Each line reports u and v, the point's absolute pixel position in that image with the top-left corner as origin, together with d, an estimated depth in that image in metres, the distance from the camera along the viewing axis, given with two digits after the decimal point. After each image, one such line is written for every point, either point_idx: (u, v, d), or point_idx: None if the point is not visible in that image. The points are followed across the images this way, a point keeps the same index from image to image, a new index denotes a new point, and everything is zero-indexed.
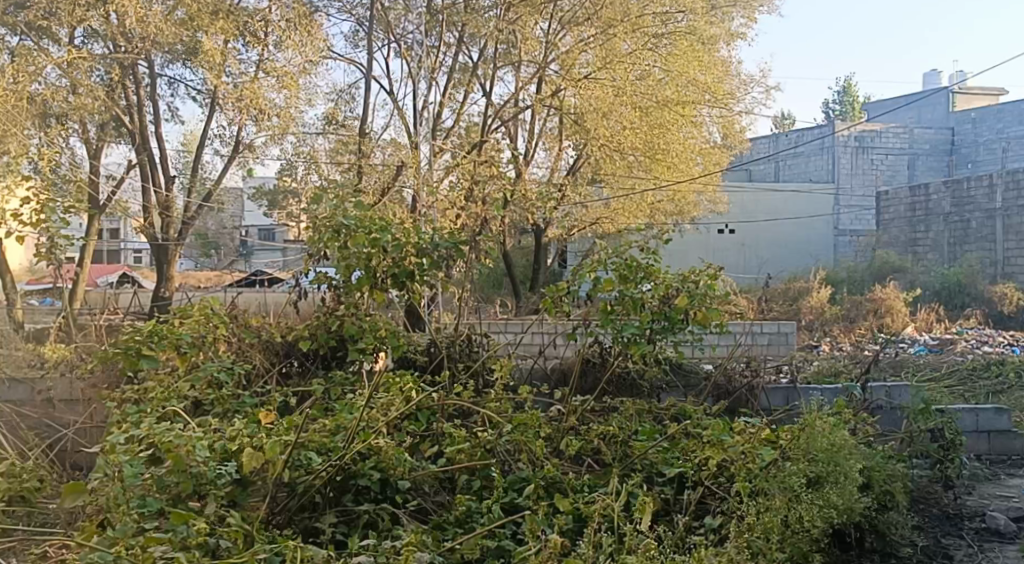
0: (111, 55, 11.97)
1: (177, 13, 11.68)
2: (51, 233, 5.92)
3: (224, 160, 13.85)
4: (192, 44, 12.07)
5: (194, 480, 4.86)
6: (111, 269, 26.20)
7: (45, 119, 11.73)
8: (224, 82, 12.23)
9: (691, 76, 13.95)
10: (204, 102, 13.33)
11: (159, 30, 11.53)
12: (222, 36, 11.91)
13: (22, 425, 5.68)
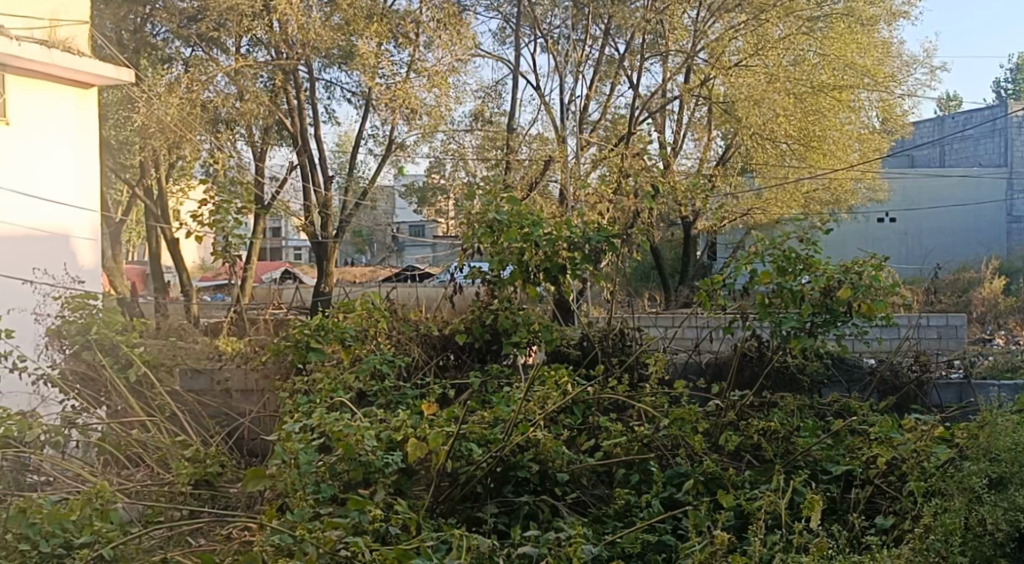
0: (274, 62, 12.44)
1: (333, 19, 12.16)
2: (226, 232, 6.25)
3: (378, 160, 14.32)
4: (347, 48, 12.43)
5: (364, 468, 5.11)
6: (277, 265, 27.86)
7: (215, 125, 12.61)
8: (378, 83, 12.57)
9: (849, 59, 13.80)
10: (359, 104, 13.78)
11: (317, 36, 11.96)
12: (376, 39, 12.22)
13: (204, 414, 5.96)
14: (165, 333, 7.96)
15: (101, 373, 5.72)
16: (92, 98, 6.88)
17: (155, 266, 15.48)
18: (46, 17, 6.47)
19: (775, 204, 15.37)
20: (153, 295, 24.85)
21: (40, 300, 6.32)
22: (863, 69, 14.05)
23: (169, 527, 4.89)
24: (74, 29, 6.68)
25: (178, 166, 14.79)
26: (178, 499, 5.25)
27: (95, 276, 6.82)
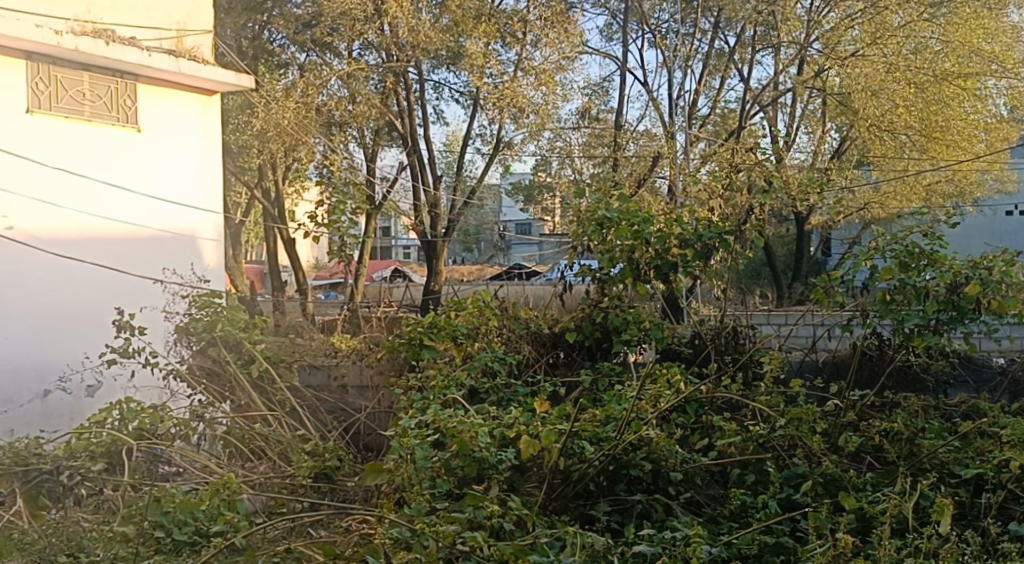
0: (385, 64, 12.81)
1: (442, 20, 12.36)
2: (342, 232, 6.40)
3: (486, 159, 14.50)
4: (456, 49, 12.68)
5: (478, 465, 5.16)
6: (386, 265, 28.56)
7: (330, 128, 13.02)
8: (486, 82, 12.74)
9: (975, 45, 13.32)
10: (467, 103, 13.95)
11: (427, 38, 12.21)
12: (484, 39, 12.43)
13: (322, 409, 6.15)
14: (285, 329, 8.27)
15: (226, 368, 5.99)
16: (217, 104, 7.14)
17: (273, 266, 16.03)
18: (174, 27, 6.75)
19: (894, 198, 14.95)
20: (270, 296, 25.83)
21: (169, 298, 6.63)
22: (991, 54, 13.48)
23: (292, 518, 5.06)
24: (200, 38, 6.95)
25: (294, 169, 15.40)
26: (299, 491, 5.42)
27: (220, 275, 7.10)
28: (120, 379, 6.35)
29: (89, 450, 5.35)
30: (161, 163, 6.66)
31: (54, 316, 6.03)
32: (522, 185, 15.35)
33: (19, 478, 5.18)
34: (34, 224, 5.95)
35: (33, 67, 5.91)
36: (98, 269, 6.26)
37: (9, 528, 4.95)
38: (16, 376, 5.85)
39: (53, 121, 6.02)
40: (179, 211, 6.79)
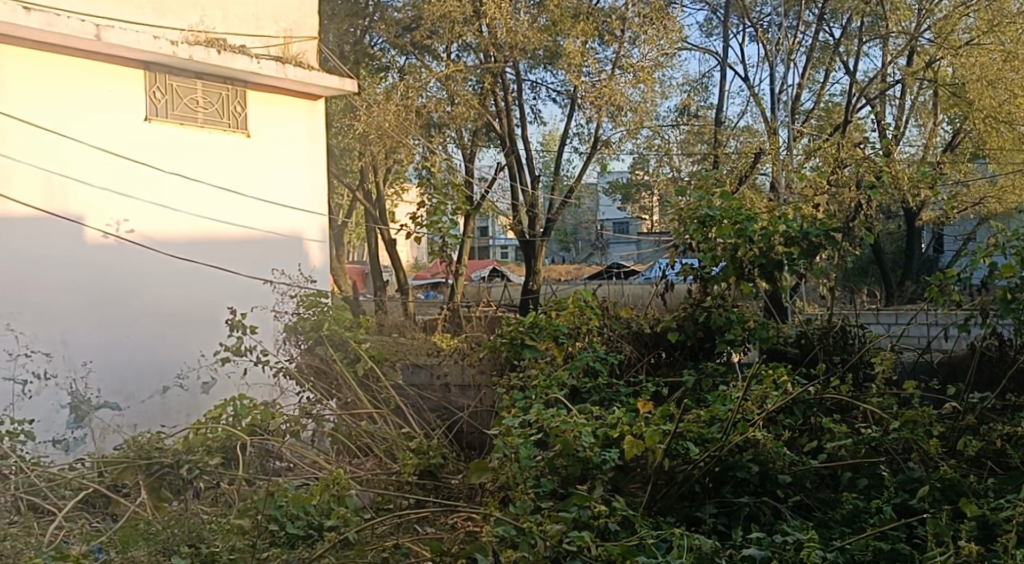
0: (483, 65, 12.92)
1: (540, 20, 12.40)
2: (442, 233, 6.47)
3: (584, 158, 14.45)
4: (554, 49, 12.72)
5: (583, 465, 5.11)
6: (482, 265, 28.91)
7: (429, 130, 13.27)
8: (584, 81, 12.71)
9: None
10: (565, 102, 13.98)
11: (525, 38, 12.23)
12: (582, 38, 12.44)
13: (426, 408, 6.25)
14: (387, 328, 8.46)
15: (333, 366, 6.16)
16: (322, 108, 7.31)
17: (373, 266, 16.39)
18: (280, 35, 6.97)
19: (1011, 193, 14.31)
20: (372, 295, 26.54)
21: (277, 298, 6.83)
22: None
23: (400, 515, 5.10)
24: (305, 45, 7.16)
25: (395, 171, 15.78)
26: (405, 488, 5.52)
27: (325, 276, 7.28)
28: (233, 376, 6.54)
29: (206, 445, 5.59)
30: (269, 168, 6.87)
31: (171, 316, 6.28)
32: (620, 183, 15.37)
33: (142, 470, 5.42)
34: (153, 227, 6.21)
35: (150, 76, 6.18)
36: (212, 271, 6.50)
37: (134, 519, 5.10)
38: (137, 373, 6.11)
39: (169, 128, 6.28)
40: (286, 213, 7.01)
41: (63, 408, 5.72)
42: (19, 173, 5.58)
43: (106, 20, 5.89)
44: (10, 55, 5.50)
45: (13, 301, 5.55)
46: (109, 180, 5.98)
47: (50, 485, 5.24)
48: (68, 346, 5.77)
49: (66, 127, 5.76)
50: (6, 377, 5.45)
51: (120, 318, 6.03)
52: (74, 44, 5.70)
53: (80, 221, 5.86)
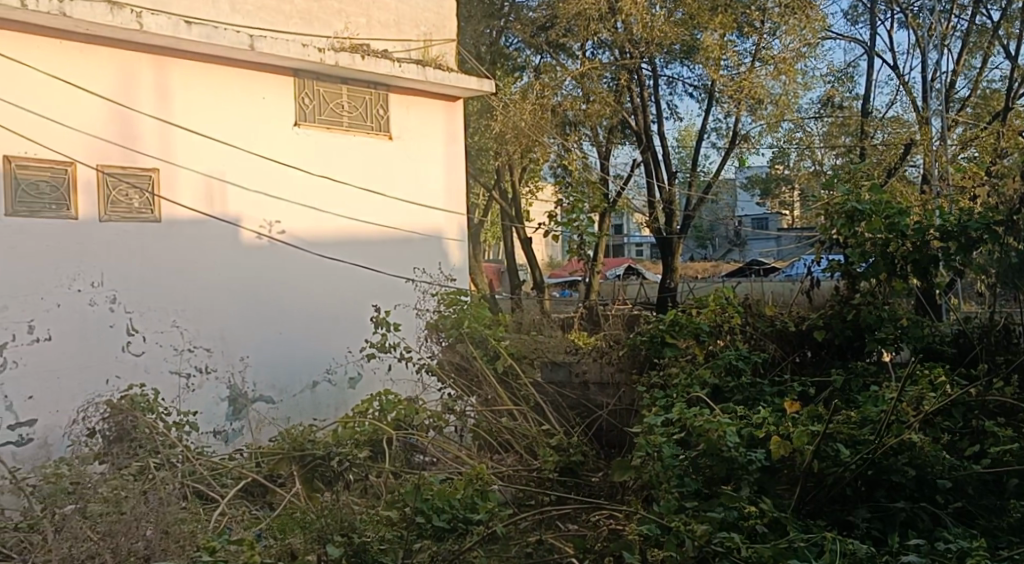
0: (618, 62, 12.92)
1: (676, 14, 12.30)
2: (581, 231, 6.49)
3: (721, 153, 14.20)
4: (690, 43, 12.61)
5: (728, 465, 4.80)
6: (616, 263, 29.01)
7: (564, 128, 13.37)
8: (722, 75, 12.52)
9: None
10: (701, 97, 13.84)
11: (662, 33, 12.22)
12: (719, 30, 12.16)
13: (565, 405, 6.30)
14: (527, 323, 8.67)
15: (473, 363, 6.30)
16: (459, 109, 7.55)
17: (508, 265, 16.64)
18: (421, 39, 7.19)
19: None
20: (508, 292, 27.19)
21: (419, 296, 7.22)
22: None
23: (541, 511, 5.10)
24: (445, 47, 7.35)
25: (527, 171, 15.99)
26: (546, 485, 5.55)
27: (464, 274, 7.52)
28: (378, 371, 6.96)
29: (354, 437, 5.73)
30: (410, 168, 7.16)
31: (320, 312, 6.66)
32: (758, 178, 15.07)
33: (297, 460, 5.69)
34: (304, 227, 6.58)
35: (300, 83, 6.52)
36: (356, 269, 6.86)
37: (290, 508, 5.33)
38: (290, 367, 6.50)
39: (317, 132, 6.63)
40: (427, 212, 7.30)
41: (222, 400, 6.12)
42: (183, 179, 6.01)
43: (260, 31, 6.19)
44: (176, 68, 5.94)
45: (179, 299, 5.97)
46: (263, 184, 6.37)
47: (213, 474, 5.57)
48: (227, 341, 6.16)
49: (224, 134, 6.16)
50: (173, 370, 5.90)
51: (274, 315, 6.41)
52: (232, 56, 6.10)
53: (237, 222, 6.25)
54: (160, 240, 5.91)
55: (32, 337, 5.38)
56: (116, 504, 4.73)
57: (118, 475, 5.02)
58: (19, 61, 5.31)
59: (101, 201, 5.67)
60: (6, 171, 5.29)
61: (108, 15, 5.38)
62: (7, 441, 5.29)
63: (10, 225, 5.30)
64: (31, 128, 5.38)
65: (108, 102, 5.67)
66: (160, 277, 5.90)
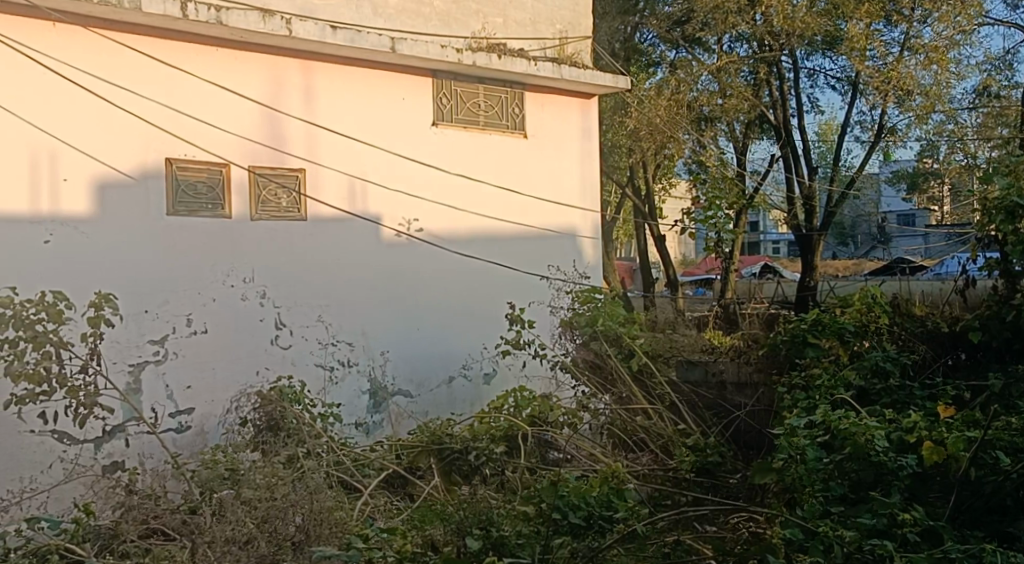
0: (757, 55, 12.72)
1: (820, 4, 12.01)
2: (717, 228, 6.41)
3: (867, 147, 13.76)
4: (834, 33, 12.26)
5: (875, 468, 4.41)
6: (753, 261, 28.47)
7: (699, 124, 13.19)
8: (867, 65, 12.11)
9: None
10: (845, 89, 13.55)
11: (806, 24, 11.95)
12: (865, 20, 11.83)
13: (701, 405, 6.25)
14: (667, 323, 8.68)
15: (608, 362, 6.28)
16: (594, 107, 7.58)
17: (641, 264, 16.55)
18: (556, 37, 7.24)
19: None
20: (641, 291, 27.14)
21: (553, 294, 7.28)
22: None
23: (677, 511, 4.97)
24: (579, 44, 7.39)
25: (661, 167, 15.91)
26: (683, 484, 5.49)
27: (598, 272, 7.54)
28: (513, 368, 7.08)
29: (490, 433, 5.84)
30: (544, 166, 7.23)
31: (456, 308, 6.80)
32: (906, 173, 14.49)
33: (435, 454, 5.77)
34: (441, 224, 6.72)
35: (438, 84, 6.67)
36: (492, 266, 6.97)
37: (430, 500, 5.42)
38: (428, 362, 6.66)
39: (454, 132, 6.77)
40: (560, 211, 7.36)
41: (363, 393, 6.33)
42: (327, 179, 6.23)
43: (401, 33, 6.35)
44: (322, 72, 6.17)
45: (324, 295, 6.20)
46: (403, 183, 6.54)
47: (356, 464, 5.74)
48: (368, 336, 6.37)
49: (365, 134, 6.36)
50: (318, 364, 6.13)
51: (413, 311, 6.57)
52: (374, 59, 6.29)
53: (378, 220, 6.44)
54: (305, 238, 6.14)
55: (190, 330, 5.70)
56: (269, 489, 4.92)
57: (269, 462, 5.22)
58: (185, 71, 5.66)
59: (252, 200, 5.94)
60: (167, 173, 5.64)
61: (260, 23, 5.63)
62: (168, 428, 5.64)
63: (170, 224, 5.65)
64: (189, 131, 5.69)
65: (259, 105, 5.95)
66: (306, 274, 6.14)
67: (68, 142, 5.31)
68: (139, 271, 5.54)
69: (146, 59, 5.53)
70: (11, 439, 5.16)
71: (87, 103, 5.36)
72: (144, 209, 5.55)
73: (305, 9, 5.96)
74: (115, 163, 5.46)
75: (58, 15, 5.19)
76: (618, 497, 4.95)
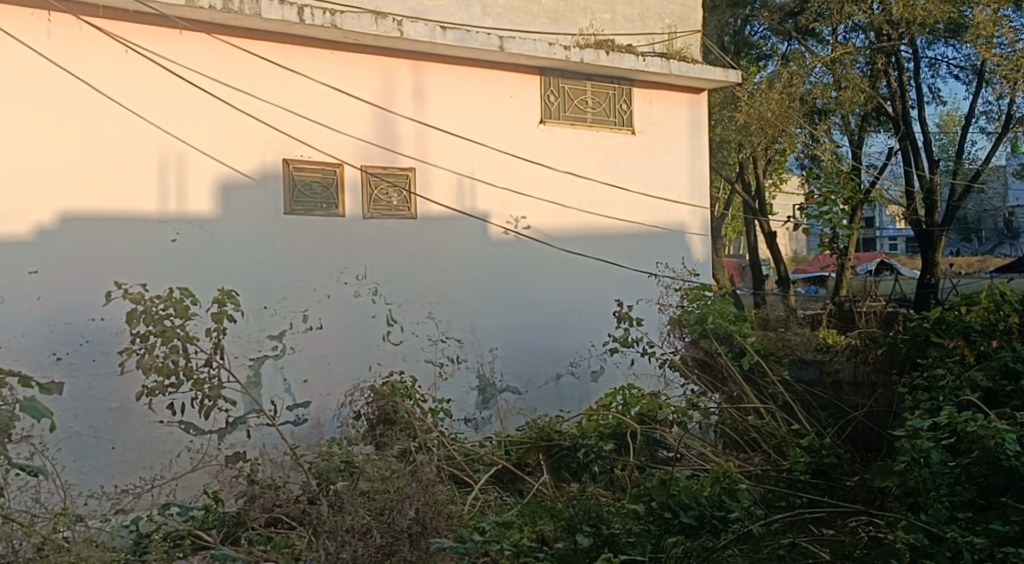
0: (873, 46, 12.46)
1: None
2: (834, 224, 6.32)
3: (993, 138, 13.24)
4: (959, 19, 11.80)
5: (1007, 474, 4.07)
6: (870, 258, 27.53)
7: (812, 117, 12.79)
8: (995, 53, 11.50)
9: None
10: (970, 78, 13.09)
11: (928, 12, 11.49)
12: (993, 6, 11.20)
13: (816, 406, 6.13)
14: (786, 320, 8.51)
15: (717, 360, 6.21)
16: (704, 101, 7.51)
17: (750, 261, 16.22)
18: (665, 31, 7.21)
19: None
20: (750, 288, 26.69)
21: (661, 291, 7.22)
22: None
23: (789, 516, 4.75)
24: (689, 38, 7.33)
25: (771, 162, 15.60)
26: (798, 487, 5.30)
27: (708, 269, 7.46)
28: (620, 365, 7.09)
29: (599, 430, 5.80)
30: (651, 162, 7.21)
31: (562, 305, 6.84)
32: None
33: (544, 450, 5.83)
34: (548, 221, 6.77)
35: (545, 81, 6.72)
36: (598, 263, 6.98)
37: (538, 496, 5.43)
38: (536, 359, 6.72)
39: (561, 129, 6.81)
40: (669, 207, 7.31)
41: (472, 390, 6.41)
42: (437, 177, 6.33)
43: (510, 32, 6.43)
44: (433, 73, 6.28)
45: (433, 292, 6.31)
46: (511, 181, 6.62)
47: (466, 459, 5.79)
48: (476, 333, 6.45)
49: (475, 133, 6.47)
50: (428, 360, 6.23)
51: (521, 308, 6.64)
52: (483, 58, 6.38)
53: (486, 218, 6.53)
54: (415, 236, 6.25)
55: (307, 326, 5.87)
56: (384, 482, 4.87)
57: (383, 457, 5.22)
58: (303, 74, 5.83)
59: (364, 199, 6.06)
60: (285, 173, 5.81)
61: (373, 25, 5.74)
62: (285, 420, 5.82)
63: (288, 223, 5.82)
64: (305, 132, 5.86)
65: (372, 106, 6.09)
66: (416, 271, 6.24)
67: (193, 144, 5.52)
68: (259, 268, 5.72)
69: (265, 63, 5.72)
70: (142, 430, 5.41)
71: (210, 106, 5.57)
72: (263, 208, 5.73)
73: (416, 10, 6.07)
74: (236, 164, 5.65)
75: (184, 23, 5.42)
76: (730, 498, 4.78)
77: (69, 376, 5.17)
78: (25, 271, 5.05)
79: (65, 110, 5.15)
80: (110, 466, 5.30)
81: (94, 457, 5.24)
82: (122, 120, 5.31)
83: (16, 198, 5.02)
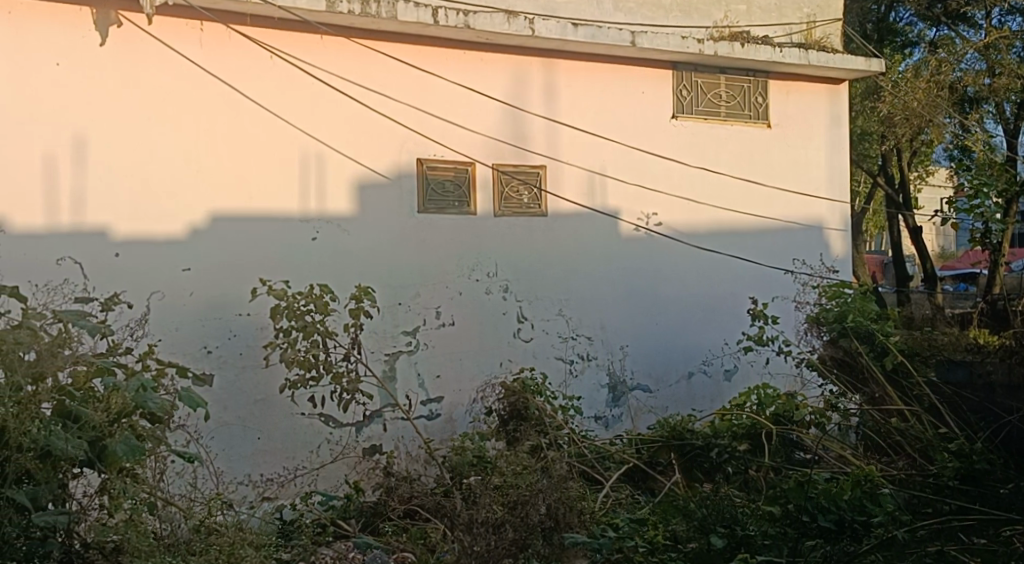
0: None
1: None
2: (985, 219, 6.23)
3: None
4: None
5: None
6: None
7: (963, 106, 12.16)
8: None
9: None
10: None
11: None
12: None
13: (966, 409, 5.73)
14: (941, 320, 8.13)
15: (858, 360, 6.07)
16: (844, 92, 7.28)
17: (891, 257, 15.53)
18: (804, 21, 7.03)
19: None
20: (892, 283, 25.38)
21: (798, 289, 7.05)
22: None
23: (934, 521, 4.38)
24: (829, 27, 7.12)
25: (915, 154, 14.91)
26: (945, 493, 4.95)
27: (847, 266, 7.21)
28: (755, 364, 6.94)
29: (732, 431, 5.68)
30: (786, 156, 7.03)
31: (694, 303, 6.73)
32: None
33: (676, 450, 5.74)
34: (680, 218, 6.69)
35: (677, 76, 6.64)
36: (731, 260, 6.85)
37: (671, 496, 5.36)
38: (666, 357, 6.65)
39: (693, 124, 6.72)
40: (805, 202, 7.12)
41: (603, 388, 6.40)
42: (568, 175, 6.36)
43: (642, 27, 6.40)
44: (564, 70, 6.31)
45: (563, 289, 6.33)
46: (641, 177, 6.57)
47: (598, 457, 5.78)
48: (607, 331, 6.45)
49: (606, 130, 6.46)
50: (558, 357, 6.26)
51: (651, 304, 6.59)
52: (614, 54, 6.37)
53: (617, 215, 6.50)
54: (545, 234, 6.28)
55: (440, 322, 5.98)
56: (513, 477, 4.87)
57: (515, 452, 5.24)
58: (438, 75, 5.96)
59: (495, 197, 6.13)
60: (419, 173, 5.92)
61: (505, 24, 5.79)
62: (420, 414, 5.95)
63: (422, 222, 5.93)
64: (440, 132, 5.98)
65: (504, 105, 6.17)
66: (546, 268, 6.28)
67: (333, 145, 5.71)
68: (395, 265, 5.86)
69: (401, 64, 5.86)
70: (286, 421, 5.63)
71: (349, 109, 5.75)
72: (400, 207, 5.87)
73: (548, 7, 6.10)
74: (374, 164, 5.81)
75: (325, 29, 5.61)
76: (873, 503, 4.46)
77: (218, 369, 5.42)
78: (180, 269, 5.31)
79: (215, 115, 5.40)
80: (256, 455, 5.54)
81: (241, 446, 5.49)
82: (268, 123, 5.54)
83: (171, 199, 5.29)
